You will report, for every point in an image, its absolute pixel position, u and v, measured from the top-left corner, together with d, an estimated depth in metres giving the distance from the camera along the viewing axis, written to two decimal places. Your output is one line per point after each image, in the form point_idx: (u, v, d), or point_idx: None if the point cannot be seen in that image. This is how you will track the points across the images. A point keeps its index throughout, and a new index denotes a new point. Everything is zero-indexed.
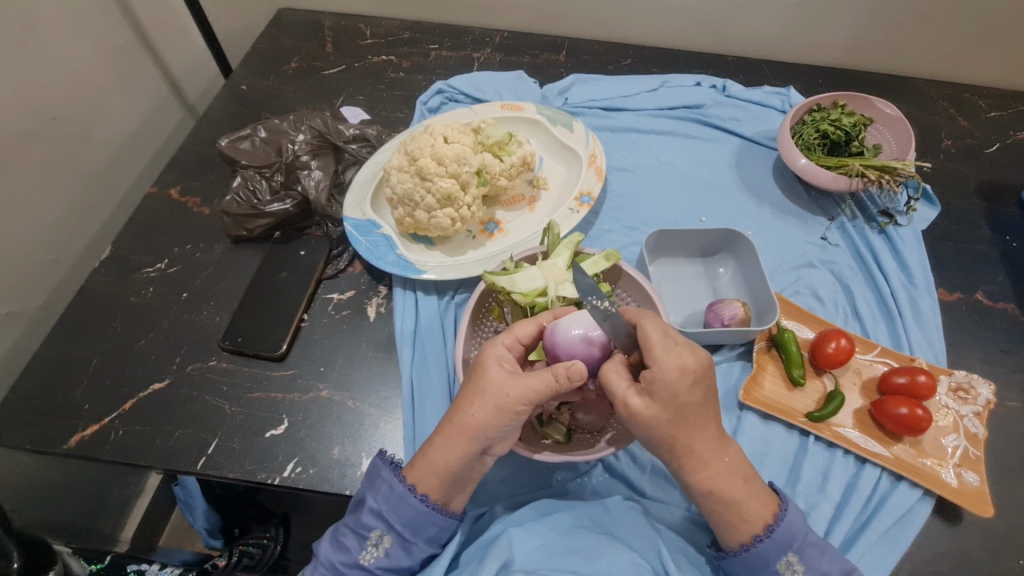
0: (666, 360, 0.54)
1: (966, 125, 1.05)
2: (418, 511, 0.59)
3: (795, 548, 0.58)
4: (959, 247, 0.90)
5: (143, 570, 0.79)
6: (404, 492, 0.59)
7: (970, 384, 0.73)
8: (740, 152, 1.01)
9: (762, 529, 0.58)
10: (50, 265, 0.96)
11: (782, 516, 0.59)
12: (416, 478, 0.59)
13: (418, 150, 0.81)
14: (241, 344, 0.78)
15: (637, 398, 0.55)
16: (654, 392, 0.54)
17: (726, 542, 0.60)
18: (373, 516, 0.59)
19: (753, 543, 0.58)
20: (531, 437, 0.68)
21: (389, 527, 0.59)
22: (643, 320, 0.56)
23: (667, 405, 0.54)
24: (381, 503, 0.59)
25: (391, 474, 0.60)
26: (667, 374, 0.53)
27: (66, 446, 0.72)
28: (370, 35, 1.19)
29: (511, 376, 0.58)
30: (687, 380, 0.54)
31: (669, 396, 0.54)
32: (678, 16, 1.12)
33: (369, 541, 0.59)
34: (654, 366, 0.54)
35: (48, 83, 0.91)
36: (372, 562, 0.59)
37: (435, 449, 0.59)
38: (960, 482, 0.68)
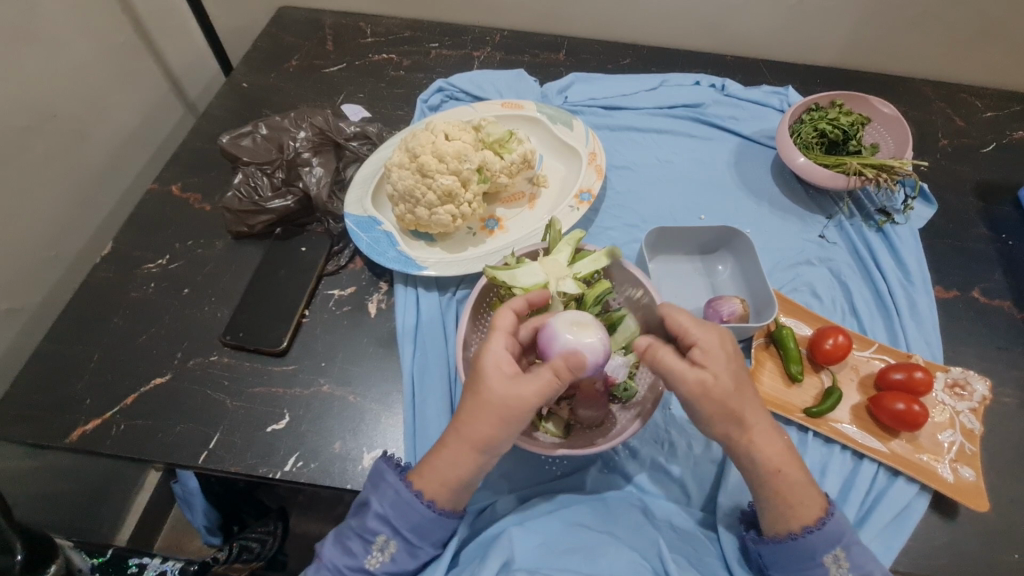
0: (708, 332, 0.59)
1: (963, 125, 1.06)
2: (425, 517, 0.59)
3: (844, 543, 0.58)
4: (956, 245, 0.91)
5: (144, 564, 0.78)
6: (413, 498, 0.59)
7: (966, 380, 0.74)
8: (738, 150, 1.01)
9: (813, 521, 0.58)
10: (50, 261, 0.96)
11: (832, 510, 0.59)
12: (424, 483, 0.59)
13: (419, 147, 0.81)
14: (242, 339, 0.78)
15: (700, 373, 0.57)
16: (707, 361, 0.57)
17: (769, 529, 0.61)
18: (379, 521, 0.59)
19: (802, 534, 0.58)
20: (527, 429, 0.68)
21: (394, 532, 0.59)
22: (670, 309, 0.62)
23: (725, 371, 0.57)
24: (387, 508, 0.59)
25: (398, 481, 0.60)
26: (712, 343, 0.58)
27: (67, 440, 0.72)
28: (370, 34, 1.19)
29: (505, 384, 0.56)
30: (730, 346, 0.59)
31: (724, 362, 0.58)
32: (676, 16, 1.12)
33: (375, 546, 0.59)
34: (698, 341, 0.59)
35: (49, 80, 0.91)
36: (377, 566, 0.59)
37: (440, 458, 0.58)
38: (956, 477, 0.68)
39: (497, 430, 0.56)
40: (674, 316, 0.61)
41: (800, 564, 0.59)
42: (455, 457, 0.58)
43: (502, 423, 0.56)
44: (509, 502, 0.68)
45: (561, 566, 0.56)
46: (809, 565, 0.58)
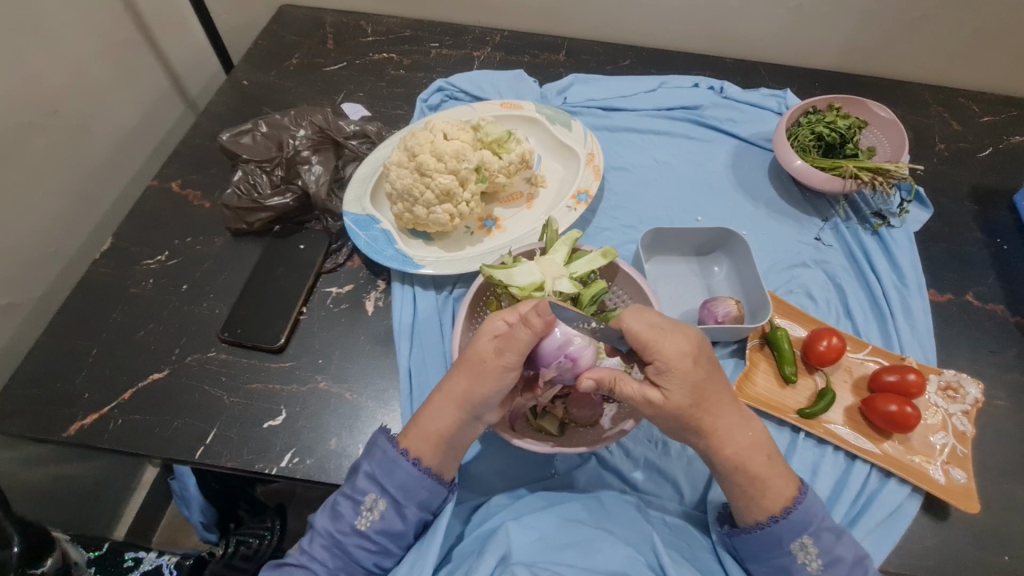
0: (666, 347, 0.57)
1: (960, 129, 1.07)
2: (411, 475, 0.61)
3: (811, 531, 0.59)
4: (951, 249, 0.92)
5: (140, 558, 0.78)
6: (399, 457, 0.62)
7: (959, 383, 0.74)
8: (736, 152, 1.02)
9: (778, 511, 0.60)
10: (49, 256, 0.96)
11: (801, 499, 0.60)
12: (410, 443, 0.62)
13: (418, 146, 0.81)
14: (240, 335, 0.78)
15: (655, 393, 0.58)
16: (664, 382, 0.58)
17: (740, 519, 0.62)
18: (367, 479, 0.61)
19: (769, 523, 0.60)
20: (521, 427, 0.68)
21: (383, 491, 0.61)
22: (629, 320, 0.58)
23: (683, 385, 0.58)
24: (375, 466, 0.62)
25: (385, 441, 0.63)
26: (671, 359, 0.57)
27: (65, 434, 0.72)
28: (371, 33, 1.19)
29: (492, 343, 0.60)
30: (689, 362, 0.57)
31: (683, 377, 0.57)
32: (676, 18, 1.13)
33: (364, 506, 0.61)
34: (657, 358, 0.57)
35: (50, 75, 0.92)
36: (368, 526, 0.60)
37: (427, 415, 0.63)
38: (947, 479, 0.69)
39: (478, 388, 0.60)
40: (631, 330, 0.58)
41: (768, 552, 0.60)
42: (439, 410, 0.62)
43: (484, 382, 0.60)
44: (504, 498, 0.69)
45: (558, 563, 0.56)
46: (777, 554, 0.60)
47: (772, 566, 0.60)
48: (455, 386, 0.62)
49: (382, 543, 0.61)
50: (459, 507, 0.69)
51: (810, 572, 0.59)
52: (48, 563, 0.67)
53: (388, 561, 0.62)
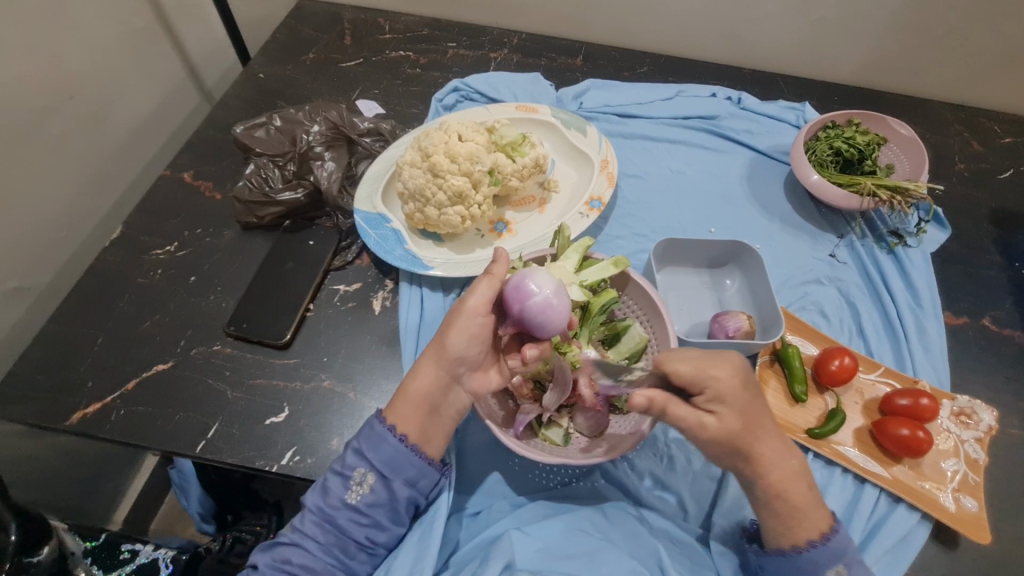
0: (719, 375, 0.56)
1: (980, 150, 1.05)
2: (399, 449, 0.61)
3: (846, 561, 0.58)
4: (967, 271, 0.90)
5: (137, 550, 0.77)
6: (385, 433, 0.61)
7: (973, 409, 0.73)
8: (752, 164, 1.00)
9: (816, 536, 0.59)
10: (60, 241, 0.96)
11: (838, 527, 0.59)
12: (397, 417, 0.61)
13: (432, 147, 0.81)
14: (246, 330, 0.78)
15: (711, 417, 0.57)
16: (720, 408, 0.57)
17: (771, 543, 0.61)
18: (356, 455, 0.61)
19: (806, 549, 0.58)
20: (527, 436, 0.67)
21: (371, 466, 0.60)
22: (669, 357, 0.57)
23: (735, 405, 0.57)
24: (362, 442, 0.61)
25: (372, 418, 0.63)
26: (727, 383, 0.56)
27: (67, 423, 0.72)
28: (389, 30, 1.19)
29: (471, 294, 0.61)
30: (740, 388, 0.57)
31: (738, 399, 0.57)
32: (696, 27, 1.12)
33: (353, 481, 0.60)
34: (710, 388, 0.56)
35: (68, 61, 0.92)
36: (357, 501, 0.60)
37: (411, 378, 0.63)
38: (958, 507, 0.68)
39: (452, 338, 0.60)
40: (681, 368, 0.56)
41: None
42: (422, 370, 0.62)
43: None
44: (505, 506, 0.69)
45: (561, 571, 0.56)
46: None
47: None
48: (433, 347, 0.63)
49: (374, 517, 0.60)
50: (458, 514, 0.69)
51: None
52: (44, 552, 0.66)
53: (382, 536, 0.61)
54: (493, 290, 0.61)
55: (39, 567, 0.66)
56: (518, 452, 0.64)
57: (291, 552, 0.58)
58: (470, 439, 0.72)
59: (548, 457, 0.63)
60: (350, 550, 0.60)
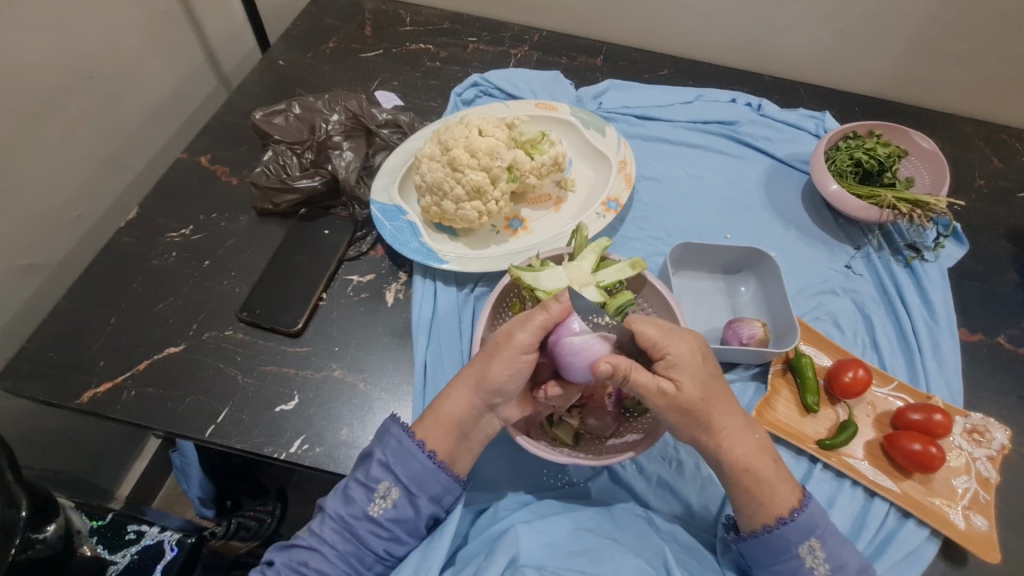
0: (678, 344, 0.57)
1: (1001, 166, 1.04)
2: (425, 466, 0.60)
3: (819, 534, 0.58)
4: (984, 289, 0.89)
5: (142, 531, 0.77)
6: (413, 447, 0.61)
7: (986, 427, 0.72)
8: (770, 172, 1.00)
9: (787, 512, 0.59)
10: (75, 220, 0.96)
11: (807, 501, 0.59)
12: (427, 434, 0.61)
13: (452, 141, 0.80)
14: (258, 316, 0.78)
15: (669, 385, 0.57)
16: (678, 375, 0.57)
17: (746, 525, 0.61)
18: (381, 468, 0.60)
19: (776, 526, 0.59)
20: (536, 433, 0.68)
21: (396, 480, 0.60)
22: (636, 322, 0.58)
23: (694, 379, 0.57)
24: (389, 455, 0.61)
25: (402, 431, 0.62)
26: (681, 356, 0.57)
27: (78, 401, 0.72)
28: (410, 22, 1.19)
29: (518, 320, 0.60)
30: (697, 356, 0.58)
31: (693, 373, 0.57)
32: (719, 32, 1.11)
33: (377, 493, 0.60)
34: (669, 354, 0.57)
35: (90, 40, 0.92)
36: (380, 514, 0.59)
37: (443, 400, 0.62)
38: (967, 525, 0.67)
39: (492, 370, 0.60)
40: (645, 330, 0.58)
41: (774, 558, 0.59)
42: (456, 394, 0.62)
43: (500, 361, 0.59)
44: (512, 503, 0.69)
45: (566, 567, 0.55)
46: (785, 557, 0.58)
47: (779, 571, 0.59)
48: (467, 375, 0.62)
49: (394, 532, 0.60)
50: (465, 510, 0.68)
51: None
52: (50, 529, 0.68)
53: (400, 550, 0.61)
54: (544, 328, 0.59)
55: (45, 543, 0.67)
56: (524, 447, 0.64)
57: (308, 556, 0.58)
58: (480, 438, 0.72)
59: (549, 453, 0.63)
60: (367, 561, 0.60)
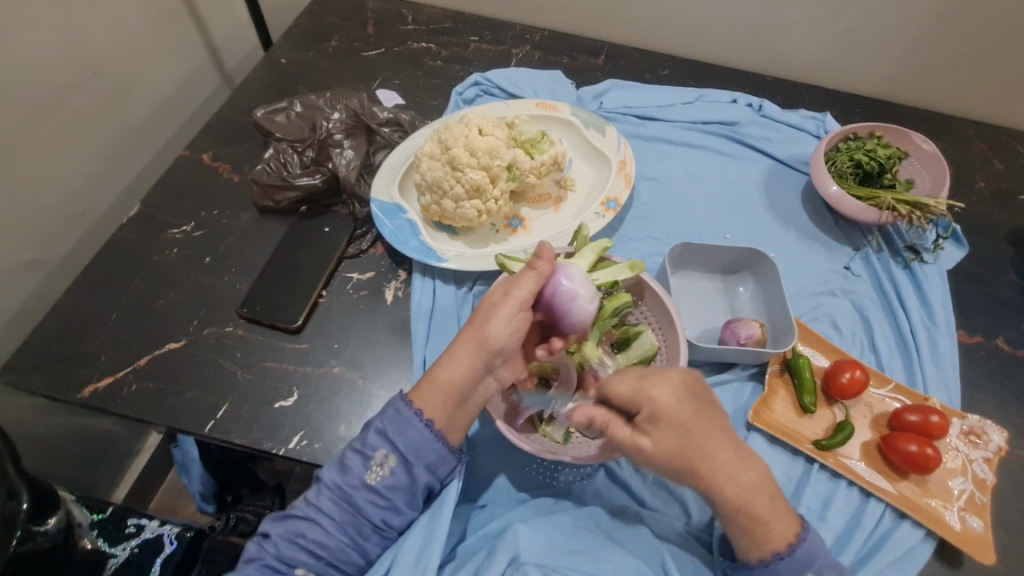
0: (654, 392, 0.56)
1: (1002, 169, 1.04)
2: (422, 434, 0.61)
3: (815, 567, 0.58)
4: (983, 291, 0.90)
5: (142, 525, 0.78)
6: (411, 415, 0.61)
7: (983, 429, 0.73)
8: (770, 173, 1.00)
9: (783, 548, 0.58)
10: (78, 216, 0.97)
11: (804, 537, 0.59)
12: (424, 402, 0.62)
13: (452, 140, 0.81)
14: (258, 313, 0.78)
15: (645, 439, 0.56)
16: (654, 428, 0.56)
17: (742, 555, 0.60)
18: (378, 437, 0.61)
19: (773, 560, 0.58)
20: (527, 430, 0.68)
21: (393, 448, 0.60)
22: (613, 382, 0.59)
23: (672, 427, 0.56)
24: (386, 424, 0.61)
25: (398, 399, 0.63)
26: (660, 404, 0.56)
27: (79, 395, 0.73)
28: (412, 21, 1.19)
29: (512, 280, 0.64)
30: (680, 403, 0.56)
31: (671, 421, 0.56)
32: (721, 32, 1.11)
33: (374, 461, 0.60)
34: (645, 406, 0.56)
35: (93, 37, 0.92)
36: (377, 482, 0.60)
37: (442, 366, 0.63)
38: (963, 526, 0.67)
39: (491, 330, 0.62)
40: (618, 390, 0.58)
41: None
42: (457, 360, 0.62)
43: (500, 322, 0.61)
44: (508, 502, 0.69)
45: (566, 567, 0.56)
46: None
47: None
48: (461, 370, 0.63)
49: (391, 499, 0.60)
50: (462, 507, 0.69)
51: None
52: (51, 522, 0.69)
53: (397, 519, 0.61)
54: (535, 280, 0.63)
55: (46, 536, 0.68)
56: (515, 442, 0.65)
57: (306, 527, 0.58)
58: (478, 436, 0.73)
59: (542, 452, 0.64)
60: (364, 530, 0.60)
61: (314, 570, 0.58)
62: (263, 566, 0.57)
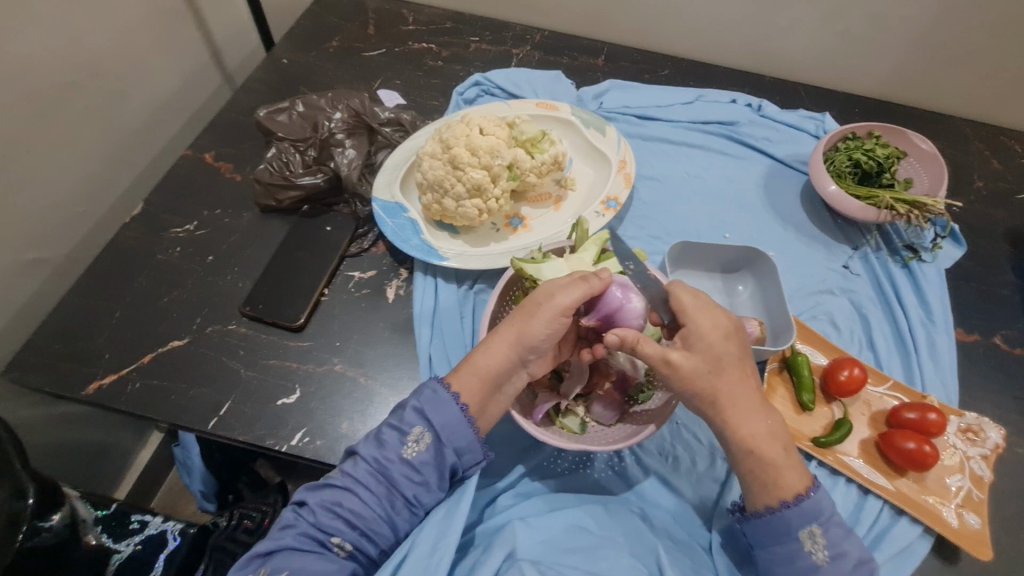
0: (702, 319, 0.61)
1: (1000, 168, 1.05)
2: (458, 415, 0.61)
3: (821, 521, 0.58)
4: (981, 289, 0.90)
5: (146, 521, 0.79)
6: (447, 396, 0.61)
7: (980, 427, 0.73)
8: (769, 172, 1.00)
9: (792, 497, 0.59)
10: (81, 215, 0.97)
11: (815, 490, 0.59)
12: (461, 385, 0.62)
13: (453, 139, 0.81)
14: (261, 311, 0.79)
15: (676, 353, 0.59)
16: (693, 344, 0.61)
17: (750, 505, 0.61)
18: (417, 414, 0.61)
19: (779, 508, 0.59)
20: (543, 423, 0.68)
21: (430, 426, 0.61)
22: (674, 287, 0.63)
23: (705, 355, 0.60)
24: (424, 402, 0.61)
25: (435, 382, 0.63)
26: (702, 330, 0.61)
27: (83, 392, 0.73)
28: (413, 22, 1.20)
29: (560, 284, 0.62)
30: (720, 335, 0.61)
31: (706, 348, 0.60)
32: (720, 33, 1.12)
33: (410, 438, 0.60)
34: (692, 325, 0.61)
35: (95, 37, 0.93)
36: (413, 457, 0.60)
37: (483, 352, 0.63)
38: (960, 523, 0.68)
39: (533, 326, 0.61)
40: (679, 296, 0.62)
41: (777, 541, 0.59)
42: (494, 348, 0.63)
43: (540, 319, 0.61)
44: (510, 499, 0.70)
45: (562, 564, 0.56)
46: (785, 540, 0.59)
47: (777, 552, 0.59)
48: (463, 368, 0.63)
49: (425, 476, 0.61)
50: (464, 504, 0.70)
51: (816, 562, 0.58)
52: (56, 518, 0.69)
53: (428, 498, 0.61)
54: (585, 293, 0.61)
55: (51, 532, 0.68)
56: (535, 437, 0.65)
57: (342, 497, 0.58)
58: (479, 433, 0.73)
59: (567, 444, 0.64)
60: (397, 505, 0.60)
61: (349, 539, 0.57)
62: (301, 535, 0.56)
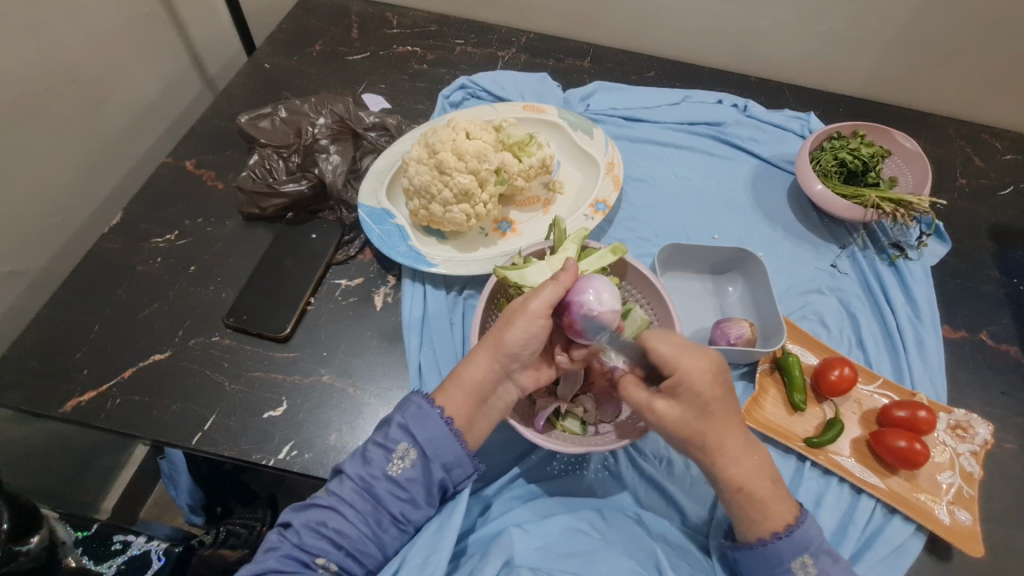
0: (688, 365, 0.56)
1: (981, 166, 1.06)
2: (444, 430, 0.60)
3: (813, 551, 0.58)
4: (966, 286, 0.91)
5: (129, 541, 0.77)
6: (433, 411, 0.61)
7: (969, 423, 0.73)
8: (755, 172, 1.01)
9: (782, 528, 0.59)
10: (58, 226, 0.95)
11: (803, 519, 0.59)
12: (446, 400, 0.62)
13: (439, 144, 0.80)
14: (245, 322, 0.77)
15: (662, 404, 0.58)
16: (679, 394, 0.58)
17: (741, 535, 0.61)
18: (401, 431, 0.60)
19: (771, 540, 0.59)
20: (545, 429, 0.68)
21: (415, 442, 0.60)
22: (653, 338, 0.58)
23: (693, 403, 0.58)
24: (408, 419, 0.61)
25: (420, 397, 0.62)
26: (689, 379, 0.57)
27: (61, 410, 0.71)
28: (397, 25, 1.19)
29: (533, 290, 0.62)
30: (709, 380, 0.57)
31: (694, 397, 0.57)
32: (705, 35, 1.12)
33: (396, 454, 0.59)
34: (677, 374, 0.57)
35: (70, 43, 0.91)
36: (399, 474, 0.59)
37: (465, 365, 0.62)
38: (952, 520, 0.68)
39: (511, 335, 0.60)
40: (658, 348, 0.57)
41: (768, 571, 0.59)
42: (477, 360, 0.62)
43: (517, 324, 0.60)
44: (504, 506, 0.69)
45: (560, 568, 0.55)
46: (777, 570, 0.58)
47: None
48: (452, 380, 0.63)
49: (411, 493, 0.60)
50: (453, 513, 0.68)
51: None
52: (34, 541, 0.71)
53: (415, 515, 0.60)
54: (557, 294, 0.60)
55: (28, 556, 0.70)
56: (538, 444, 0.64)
57: (328, 516, 0.57)
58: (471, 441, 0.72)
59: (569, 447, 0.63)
60: (383, 522, 0.59)
61: (334, 559, 0.56)
62: (285, 556, 0.55)
